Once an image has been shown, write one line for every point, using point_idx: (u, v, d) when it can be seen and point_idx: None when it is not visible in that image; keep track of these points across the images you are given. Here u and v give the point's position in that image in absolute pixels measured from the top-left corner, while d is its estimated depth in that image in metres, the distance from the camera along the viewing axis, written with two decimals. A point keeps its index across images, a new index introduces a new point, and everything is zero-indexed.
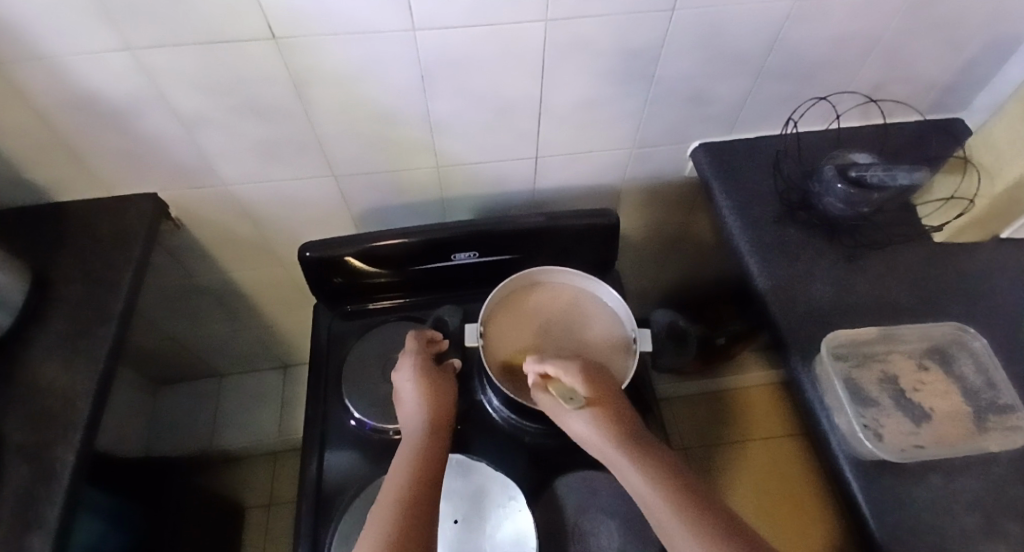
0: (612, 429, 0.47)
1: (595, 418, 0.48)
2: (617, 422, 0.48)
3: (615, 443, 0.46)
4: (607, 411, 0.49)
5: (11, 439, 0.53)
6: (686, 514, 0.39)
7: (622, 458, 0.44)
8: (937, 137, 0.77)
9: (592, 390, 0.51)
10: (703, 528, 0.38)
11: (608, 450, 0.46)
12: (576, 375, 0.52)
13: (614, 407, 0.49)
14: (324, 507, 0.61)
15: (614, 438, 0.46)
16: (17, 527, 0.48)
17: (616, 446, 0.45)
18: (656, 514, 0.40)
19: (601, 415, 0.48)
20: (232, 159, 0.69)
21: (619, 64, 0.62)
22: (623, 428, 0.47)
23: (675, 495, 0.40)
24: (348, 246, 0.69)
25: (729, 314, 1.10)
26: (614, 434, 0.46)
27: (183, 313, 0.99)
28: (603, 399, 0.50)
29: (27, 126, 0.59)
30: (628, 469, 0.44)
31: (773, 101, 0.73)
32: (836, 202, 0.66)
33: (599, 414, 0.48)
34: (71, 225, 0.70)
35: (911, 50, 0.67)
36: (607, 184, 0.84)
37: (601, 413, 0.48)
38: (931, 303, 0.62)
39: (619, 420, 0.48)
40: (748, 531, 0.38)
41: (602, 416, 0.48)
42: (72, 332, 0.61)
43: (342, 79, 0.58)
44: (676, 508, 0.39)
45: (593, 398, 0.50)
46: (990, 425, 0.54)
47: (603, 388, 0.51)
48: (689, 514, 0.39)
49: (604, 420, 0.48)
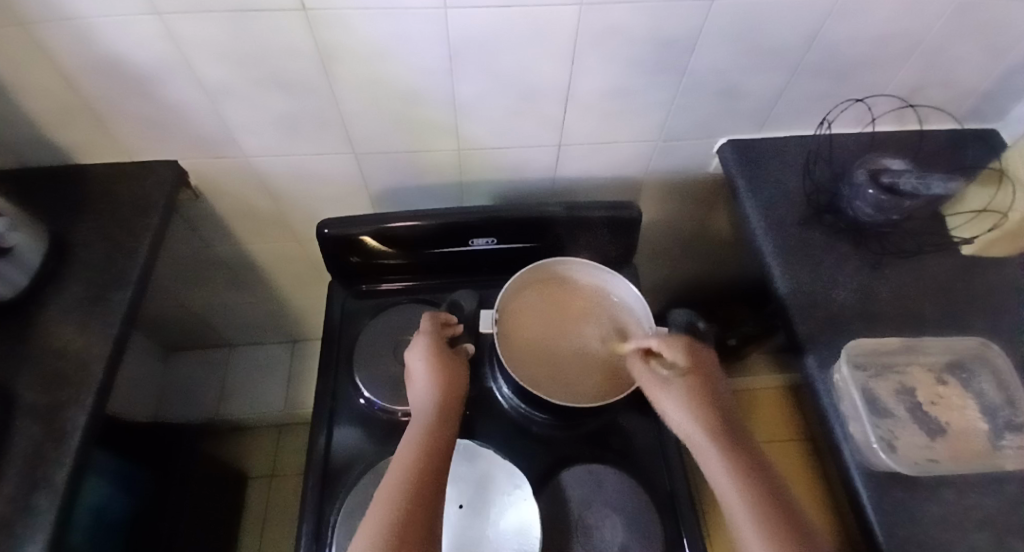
0: (707, 416, 0.49)
1: (691, 397, 0.50)
2: (711, 406, 0.50)
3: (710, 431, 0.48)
4: (700, 389, 0.51)
5: (23, 397, 0.54)
6: (762, 508, 0.42)
7: (711, 440, 0.47)
8: (973, 145, 0.75)
9: (692, 370, 0.53)
10: (772, 523, 0.41)
11: (698, 429, 0.48)
12: (679, 349, 0.54)
13: (712, 392, 0.52)
14: (330, 482, 0.62)
15: (702, 413, 0.49)
16: (27, 484, 0.48)
17: (702, 420, 0.49)
18: (729, 500, 0.44)
19: (698, 395, 0.51)
20: (254, 131, 0.68)
21: (651, 53, 0.60)
22: (716, 413, 0.50)
23: (746, 476, 0.44)
24: (364, 224, 0.69)
25: (743, 314, 1.12)
26: (708, 415, 0.49)
27: (196, 282, 0.99)
28: (704, 377, 0.53)
29: (52, 87, 0.59)
30: (711, 455, 0.47)
31: (807, 100, 0.71)
32: (864, 207, 0.65)
33: (695, 394, 0.51)
34: (90, 189, 0.70)
35: (954, 55, 0.65)
36: (628, 176, 0.83)
37: (697, 389, 0.51)
38: (955, 316, 0.61)
39: (715, 406, 0.50)
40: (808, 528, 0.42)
41: (699, 398, 0.50)
42: (88, 295, 0.61)
43: (367, 55, 0.57)
44: (750, 506, 0.42)
45: (693, 378, 0.52)
46: (1005, 443, 0.53)
47: (704, 369, 0.53)
48: (765, 506, 0.42)
49: (699, 403, 0.50)
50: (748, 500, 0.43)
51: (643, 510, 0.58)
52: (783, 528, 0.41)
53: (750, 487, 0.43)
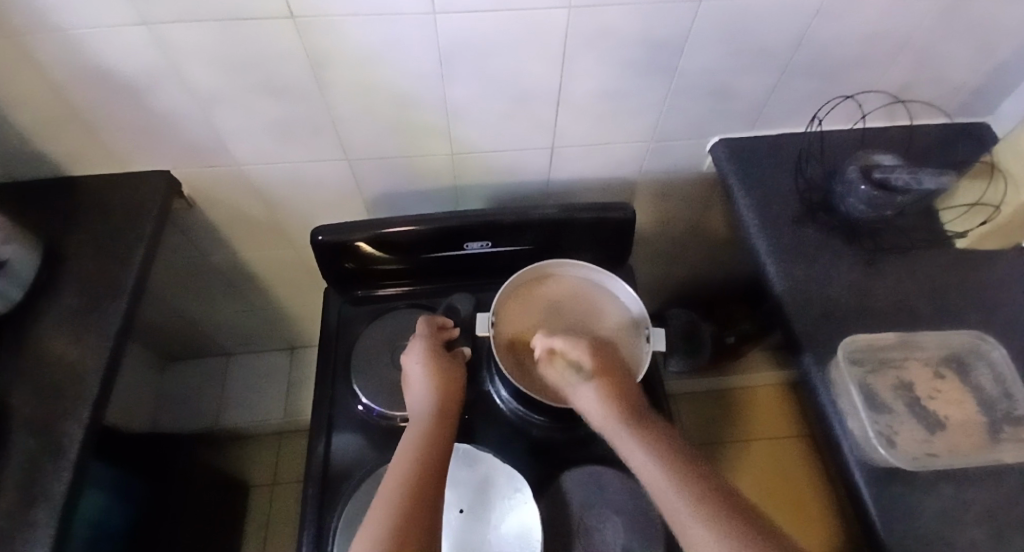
0: (618, 405, 0.50)
1: (601, 392, 0.51)
2: (622, 395, 0.51)
3: (621, 420, 0.48)
4: (608, 382, 0.52)
5: (19, 411, 0.53)
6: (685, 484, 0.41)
7: (625, 432, 0.47)
8: (964, 140, 0.75)
9: (599, 366, 0.54)
10: (698, 496, 0.40)
11: (611, 421, 0.49)
12: (583, 349, 0.56)
13: (618, 380, 0.52)
14: (329, 489, 0.61)
15: (613, 403, 0.50)
16: (23, 498, 0.48)
17: (614, 411, 0.49)
18: (655, 487, 0.42)
19: (608, 391, 0.51)
20: (248, 139, 0.68)
21: (643, 54, 0.60)
22: (627, 401, 0.50)
23: (662, 455, 0.44)
24: (358, 231, 0.69)
25: (740, 313, 1.12)
26: (620, 408, 0.49)
27: (192, 291, 0.99)
28: (609, 371, 0.53)
29: (44, 98, 0.59)
30: (630, 443, 0.46)
31: (797, 98, 0.71)
32: (858, 203, 0.65)
33: (604, 386, 0.51)
34: (84, 200, 0.70)
35: (942, 51, 0.65)
36: (622, 177, 0.83)
37: (604, 382, 0.52)
38: (951, 310, 0.61)
39: (627, 398, 0.51)
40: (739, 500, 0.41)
41: (606, 387, 0.51)
42: (83, 307, 0.61)
43: (359, 62, 0.57)
44: (673, 483, 0.41)
45: (600, 373, 0.53)
46: (1003, 436, 0.53)
47: (609, 366, 0.54)
48: (690, 483, 0.41)
49: (608, 394, 0.51)
50: (672, 480, 0.42)
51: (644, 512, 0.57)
52: (712, 501, 0.40)
53: (665, 460, 0.44)
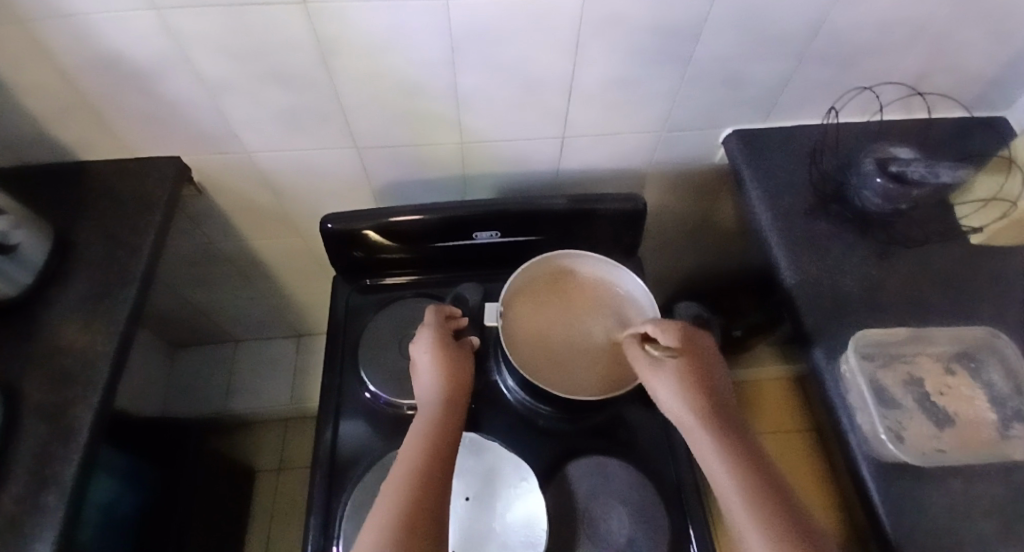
0: (697, 399, 0.50)
1: (680, 382, 0.51)
2: (703, 388, 0.51)
3: (698, 415, 0.49)
4: (691, 372, 0.52)
5: (31, 394, 0.54)
6: (749, 487, 0.43)
7: (700, 423, 0.48)
8: (982, 132, 0.74)
9: (687, 354, 0.54)
10: (752, 488, 0.43)
11: (689, 414, 0.49)
12: (672, 335, 0.55)
13: (702, 373, 0.52)
14: (337, 475, 0.62)
15: (693, 396, 0.50)
16: (37, 481, 0.49)
17: (692, 404, 0.50)
18: (723, 490, 0.44)
19: (689, 378, 0.51)
20: (256, 127, 0.68)
21: (654, 43, 0.59)
22: (707, 396, 0.50)
23: (736, 458, 0.45)
24: (367, 219, 0.68)
25: (747, 305, 1.09)
26: (697, 399, 0.50)
27: (200, 277, 0.99)
28: (695, 361, 0.53)
29: (54, 84, 0.59)
30: (703, 441, 0.47)
31: (812, 89, 0.70)
32: (872, 197, 0.63)
33: (687, 376, 0.51)
34: (94, 186, 0.70)
35: (960, 42, 0.64)
36: (631, 168, 0.82)
37: (686, 373, 0.52)
38: (963, 305, 0.60)
39: (706, 386, 0.51)
40: (795, 503, 0.43)
41: (688, 378, 0.51)
42: (93, 291, 0.61)
43: (367, 50, 0.57)
44: (741, 490, 0.43)
45: (685, 363, 0.52)
46: (1014, 433, 0.52)
47: (698, 355, 0.54)
48: (754, 484, 0.43)
49: (690, 386, 0.51)
50: (736, 480, 0.43)
51: (650, 503, 0.58)
52: (776, 512, 0.41)
53: (737, 465, 0.44)
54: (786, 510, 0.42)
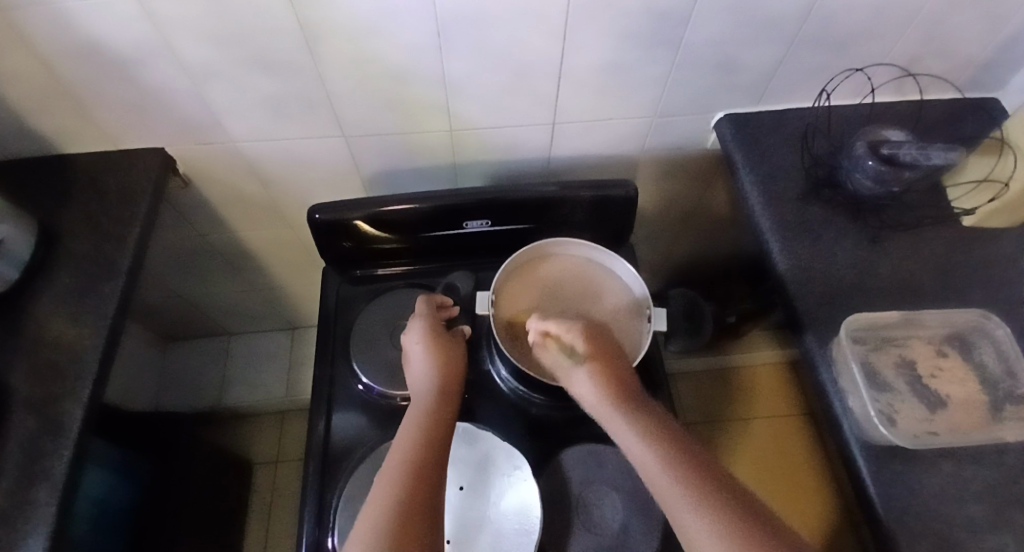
0: (613, 392, 0.49)
1: (594, 378, 0.50)
2: (617, 381, 0.50)
3: (617, 408, 0.47)
4: (603, 366, 0.51)
5: (18, 391, 0.53)
6: (676, 468, 0.41)
7: (619, 416, 0.47)
8: (974, 115, 0.73)
9: (594, 348, 0.53)
10: (680, 470, 0.41)
11: (607, 410, 0.48)
12: (577, 332, 0.54)
13: (614, 366, 0.51)
14: (331, 467, 0.62)
15: (609, 390, 0.49)
16: (26, 477, 0.48)
17: (609, 398, 0.48)
18: (654, 480, 0.41)
19: (601, 374, 0.50)
20: (242, 117, 0.67)
21: (645, 25, 0.58)
22: (622, 388, 0.49)
23: (659, 444, 0.43)
24: (356, 209, 0.68)
25: (740, 294, 1.11)
26: (614, 394, 0.49)
27: (190, 271, 0.98)
28: (604, 355, 0.52)
29: (33, 73, 0.58)
30: (627, 432, 0.46)
31: (805, 71, 0.69)
32: (864, 179, 0.63)
33: (597, 371, 0.50)
34: (78, 179, 0.69)
35: (954, 23, 0.63)
36: (624, 154, 0.81)
37: (597, 367, 0.51)
38: (955, 288, 0.60)
39: (620, 379, 0.50)
40: (730, 481, 0.41)
41: (601, 374, 0.50)
42: (79, 286, 0.60)
43: (353, 35, 0.56)
44: (670, 473, 0.41)
45: (594, 357, 0.52)
46: (1005, 415, 0.53)
47: (604, 349, 0.53)
48: (681, 465, 0.41)
49: (604, 380, 0.50)
50: (663, 462, 0.42)
51: (644, 489, 0.58)
52: (711, 492, 0.39)
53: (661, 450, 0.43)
54: (726, 490, 0.40)
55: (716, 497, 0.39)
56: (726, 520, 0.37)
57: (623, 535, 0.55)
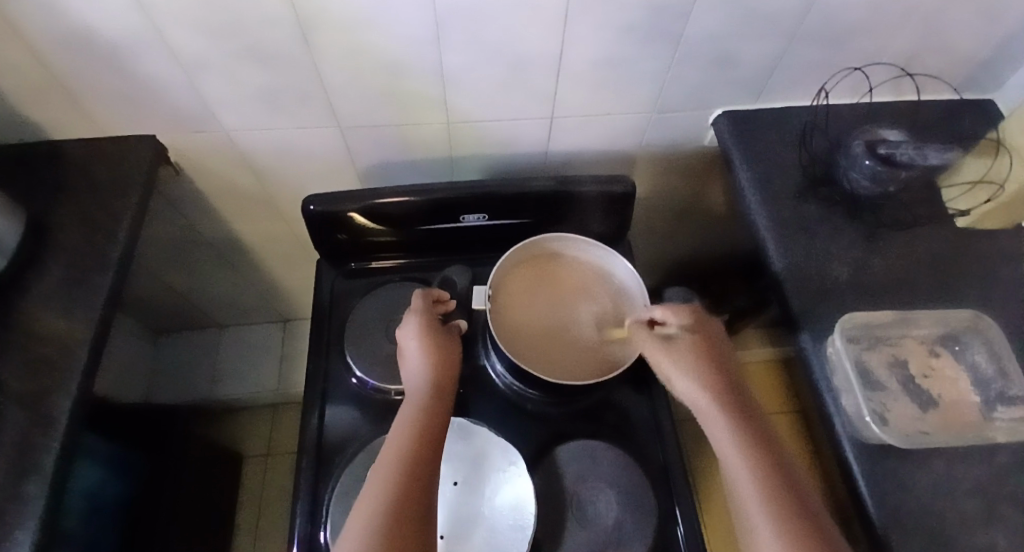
0: (708, 377, 0.51)
1: (693, 361, 0.52)
2: (716, 368, 0.52)
3: (711, 394, 0.50)
4: (705, 352, 0.53)
5: (6, 383, 0.52)
6: (755, 460, 0.44)
7: (712, 401, 0.49)
8: (970, 115, 0.74)
9: (697, 334, 0.55)
10: (761, 470, 0.43)
11: (699, 391, 0.50)
12: (684, 316, 0.56)
13: (715, 354, 0.53)
14: (324, 461, 0.61)
15: (707, 374, 0.51)
16: (15, 472, 0.47)
17: (704, 382, 0.50)
18: (734, 469, 0.44)
19: (702, 355, 0.53)
20: (236, 108, 0.66)
21: (646, 20, 0.58)
22: (721, 376, 0.51)
23: (747, 438, 0.46)
24: (351, 202, 0.67)
25: (736, 287, 1.08)
26: (712, 381, 0.50)
27: (181, 262, 0.97)
28: (708, 341, 0.54)
29: (18, 61, 0.56)
30: (715, 418, 0.48)
31: (804, 68, 0.69)
32: (862, 178, 0.63)
33: (699, 355, 0.52)
34: (66, 168, 0.68)
35: (952, 21, 0.63)
36: (622, 150, 0.81)
37: (700, 351, 0.53)
38: (949, 288, 0.61)
39: (718, 367, 0.52)
40: (798, 480, 0.44)
41: (701, 358, 0.52)
42: (68, 277, 0.59)
43: (349, 26, 0.55)
44: (751, 467, 0.44)
45: (697, 343, 0.54)
46: (997, 415, 0.54)
47: (710, 336, 0.55)
48: (758, 454, 0.44)
49: (703, 364, 0.52)
50: (746, 457, 0.44)
51: (638, 485, 0.58)
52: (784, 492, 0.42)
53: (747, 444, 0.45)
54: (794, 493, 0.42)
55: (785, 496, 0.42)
56: (784, 517, 0.40)
57: (617, 530, 0.55)
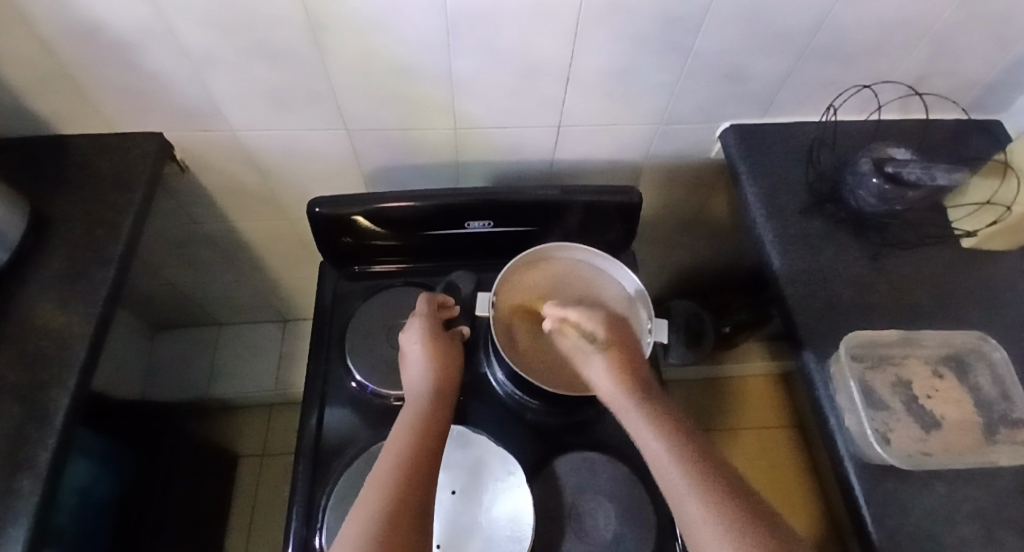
0: (627, 378, 0.51)
1: (611, 364, 0.52)
2: (632, 368, 0.52)
3: (631, 395, 0.50)
4: (621, 352, 0.53)
5: (5, 376, 0.52)
6: (684, 457, 0.44)
7: (631, 404, 0.49)
8: (977, 136, 0.74)
9: (610, 334, 0.55)
10: (689, 464, 0.43)
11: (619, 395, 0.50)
12: (595, 319, 0.56)
13: (629, 353, 0.54)
14: (321, 464, 0.61)
15: (624, 377, 0.51)
16: (9, 467, 0.47)
17: (624, 386, 0.50)
18: (663, 469, 0.44)
19: (616, 358, 0.53)
20: (244, 106, 0.66)
21: (656, 32, 0.58)
22: (638, 376, 0.52)
23: (670, 433, 0.46)
24: (356, 205, 0.67)
25: (738, 303, 1.09)
26: (630, 384, 0.51)
27: (183, 259, 0.97)
28: (620, 341, 0.54)
29: (29, 53, 0.56)
30: (637, 419, 0.48)
31: (813, 84, 0.69)
32: (868, 197, 0.63)
33: (615, 356, 0.52)
34: (72, 161, 0.68)
35: (962, 43, 0.63)
36: (627, 160, 0.81)
37: (615, 353, 0.53)
38: (953, 309, 0.60)
39: (634, 367, 0.52)
40: (729, 471, 0.44)
41: (617, 360, 0.52)
42: (72, 272, 0.59)
43: (362, 27, 0.54)
44: (677, 461, 0.43)
45: (611, 345, 0.54)
46: (999, 438, 0.53)
47: (621, 337, 0.55)
48: (693, 465, 0.43)
49: (621, 367, 0.52)
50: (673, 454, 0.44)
51: (637, 499, 0.58)
52: (715, 484, 0.41)
53: (671, 440, 0.45)
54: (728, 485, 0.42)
55: (717, 487, 0.41)
56: (720, 508, 0.40)
57: (615, 544, 0.55)
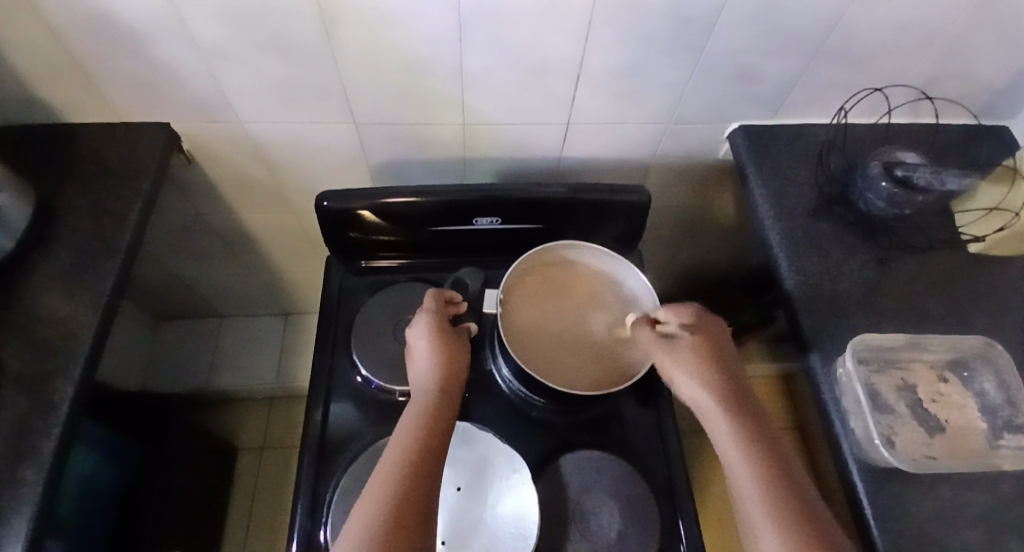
0: (712, 380, 0.49)
1: (695, 363, 0.50)
2: (719, 371, 0.50)
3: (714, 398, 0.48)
4: (709, 353, 0.51)
5: (10, 366, 0.52)
6: (761, 469, 0.42)
7: (715, 407, 0.48)
8: (985, 141, 0.74)
9: (700, 334, 0.53)
10: (766, 477, 0.41)
11: (702, 396, 0.49)
12: (685, 317, 0.55)
13: (718, 355, 0.52)
14: (326, 458, 0.61)
15: (710, 379, 0.49)
16: (14, 457, 0.47)
17: (709, 387, 0.49)
18: (737, 479, 0.42)
19: (703, 356, 0.51)
20: (253, 98, 0.65)
21: (668, 31, 0.58)
22: (724, 379, 0.49)
23: (752, 443, 0.44)
24: (364, 199, 0.66)
25: (740, 302, 1.14)
26: (716, 386, 0.49)
27: (187, 250, 0.97)
28: (710, 340, 0.53)
29: (38, 41, 0.56)
30: (719, 423, 0.46)
31: (824, 86, 0.69)
32: (876, 200, 0.63)
33: (701, 357, 0.51)
34: (78, 151, 0.67)
35: (975, 48, 0.63)
36: (635, 159, 0.81)
37: (702, 353, 0.51)
38: (959, 313, 0.60)
39: (721, 369, 0.50)
40: (805, 488, 0.42)
41: (704, 360, 0.51)
42: (77, 262, 0.59)
43: (374, 22, 0.54)
44: (753, 472, 0.42)
45: (700, 345, 0.52)
46: (1002, 443, 0.53)
47: (713, 337, 0.53)
48: (766, 470, 0.42)
49: (707, 368, 0.50)
50: (751, 466, 0.42)
51: (641, 498, 0.58)
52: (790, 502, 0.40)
53: (751, 451, 0.43)
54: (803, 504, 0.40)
55: (791, 504, 0.40)
56: (789, 527, 0.38)
57: (618, 542, 0.55)
